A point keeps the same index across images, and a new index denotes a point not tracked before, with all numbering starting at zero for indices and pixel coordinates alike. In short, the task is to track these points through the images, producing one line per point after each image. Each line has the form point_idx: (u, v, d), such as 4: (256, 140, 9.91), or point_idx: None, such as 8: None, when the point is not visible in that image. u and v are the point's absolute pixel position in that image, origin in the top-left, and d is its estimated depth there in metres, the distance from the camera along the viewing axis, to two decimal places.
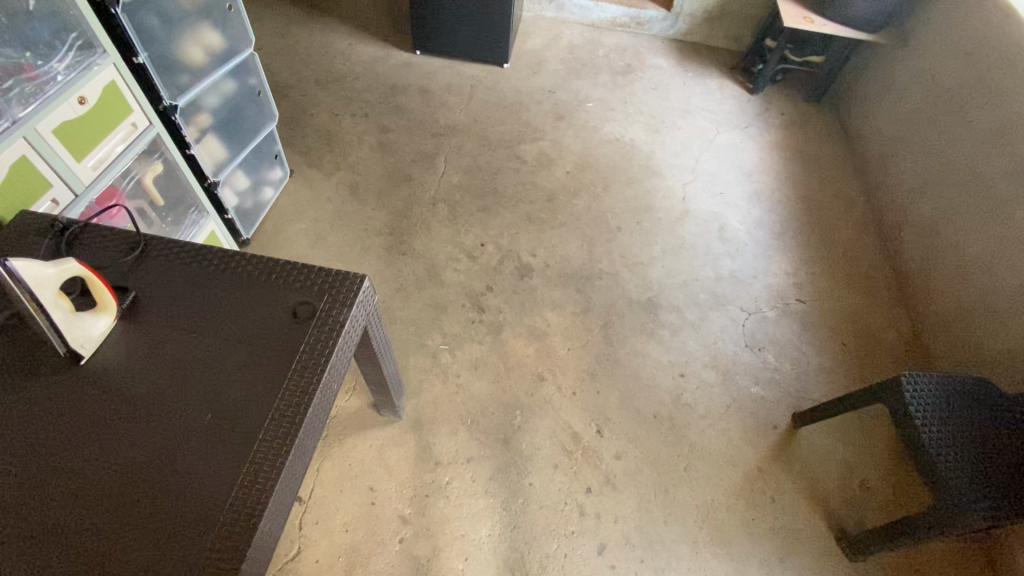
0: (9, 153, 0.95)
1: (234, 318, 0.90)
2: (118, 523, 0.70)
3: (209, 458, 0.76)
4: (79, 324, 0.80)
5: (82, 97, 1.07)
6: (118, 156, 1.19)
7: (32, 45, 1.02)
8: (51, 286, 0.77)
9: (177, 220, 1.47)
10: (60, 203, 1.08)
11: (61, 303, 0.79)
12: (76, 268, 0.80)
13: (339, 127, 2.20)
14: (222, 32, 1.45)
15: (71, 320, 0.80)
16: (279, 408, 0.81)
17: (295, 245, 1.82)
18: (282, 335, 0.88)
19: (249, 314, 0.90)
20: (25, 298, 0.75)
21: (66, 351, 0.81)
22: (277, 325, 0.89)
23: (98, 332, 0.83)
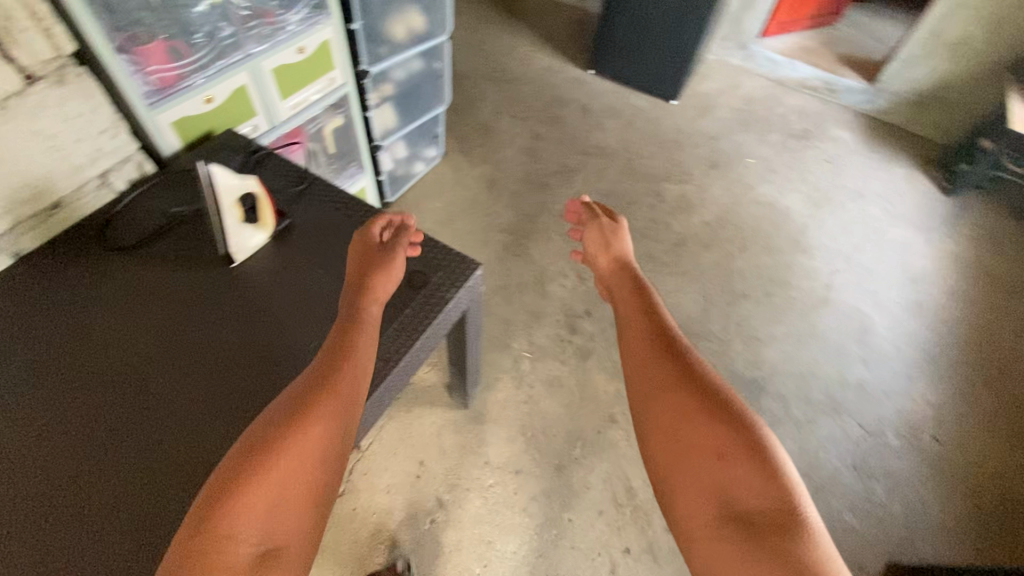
0: (235, 79, 1.12)
1: None
2: (217, 412, 0.79)
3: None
4: (241, 232, 0.93)
5: (301, 47, 1.23)
6: (312, 103, 1.36)
7: None
8: (230, 194, 0.89)
9: (339, 169, 1.64)
10: (258, 129, 1.25)
11: (234, 211, 0.91)
12: (253, 186, 0.92)
13: (498, 124, 2.31)
14: (427, 16, 1.59)
15: (238, 228, 0.92)
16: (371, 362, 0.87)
17: (426, 220, 1.94)
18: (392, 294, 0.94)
19: None
20: (210, 198, 0.87)
21: (226, 252, 0.93)
22: None
23: (252, 244, 0.95)
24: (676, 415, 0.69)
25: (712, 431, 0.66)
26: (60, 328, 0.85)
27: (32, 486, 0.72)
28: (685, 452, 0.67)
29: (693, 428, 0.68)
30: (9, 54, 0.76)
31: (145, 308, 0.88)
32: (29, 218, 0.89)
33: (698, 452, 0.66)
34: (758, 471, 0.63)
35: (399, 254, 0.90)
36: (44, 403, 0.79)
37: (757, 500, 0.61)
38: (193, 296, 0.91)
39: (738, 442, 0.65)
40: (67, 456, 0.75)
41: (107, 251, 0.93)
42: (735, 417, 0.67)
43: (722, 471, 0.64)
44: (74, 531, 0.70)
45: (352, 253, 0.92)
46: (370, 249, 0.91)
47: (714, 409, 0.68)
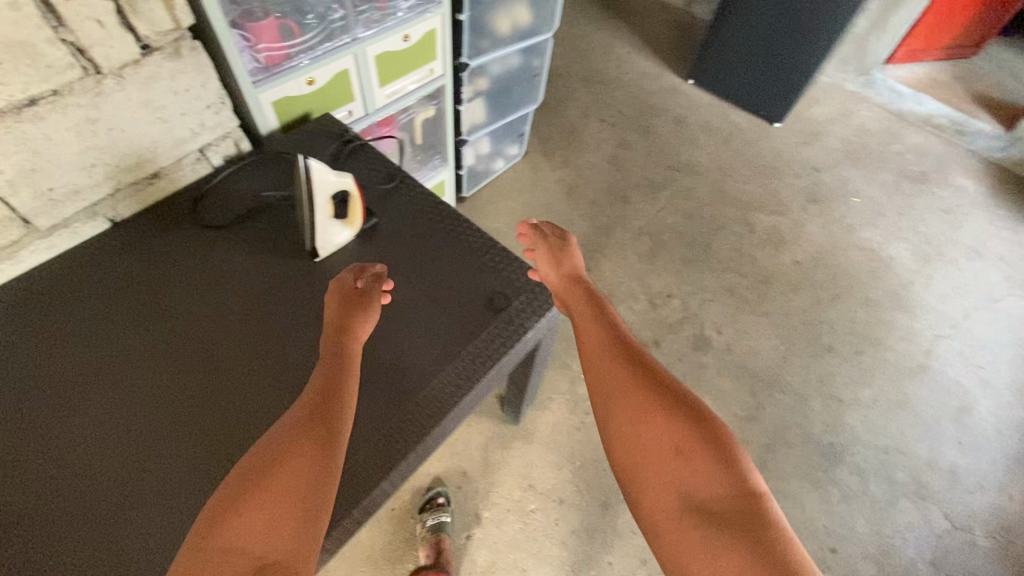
0: (339, 63, 1.10)
1: (440, 279, 0.93)
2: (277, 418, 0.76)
3: (363, 411, 0.79)
4: (330, 228, 0.89)
5: (407, 35, 1.19)
6: (408, 92, 1.32)
7: None
8: (323, 186, 0.86)
9: (423, 161, 1.61)
10: (353, 115, 1.23)
11: (325, 204, 0.87)
12: (347, 181, 0.89)
13: (584, 127, 2.21)
14: (534, 12, 1.51)
15: (327, 223, 0.89)
16: (442, 387, 0.82)
17: (499, 220, 1.88)
18: (470, 315, 0.89)
19: (453, 283, 0.93)
20: (303, 185, 0.84)
21: (313, 247, 0.90)
22: (471, 304, 0.90)
23: (338, 240, 0.92)
24: (637, 418, 0.71)
25: (673, 430, 0.68)
26: (132, 303, 0.85)
27: (89, 466, 0.71)
28: (648, 453, 0.69)
29: (653, 429, 0.69)
30: (131, 24, 0.75)
31: (221, 295, 0.87)
32: (128, 186, 0.89)
33: (661, 452, 0.68)
34: (717, 465, 0.65)
35: (377, 292, 0.84)
36: (109, 379, 0.78)
37: (717, 490, 0.64)
38: (269, 287, 0.88)
39: (698, 440, 0.67)
40: (124, 438, 0.74)
41: (192, 230, 0.92)
42: (694, 417, 0.69)
43: (683, 466, 0.66)
44: (123, 520, 0.68)
45: (329, 306, 0.82)
46: (343, 296, 0.82)
47: (675, 411, 0.70)
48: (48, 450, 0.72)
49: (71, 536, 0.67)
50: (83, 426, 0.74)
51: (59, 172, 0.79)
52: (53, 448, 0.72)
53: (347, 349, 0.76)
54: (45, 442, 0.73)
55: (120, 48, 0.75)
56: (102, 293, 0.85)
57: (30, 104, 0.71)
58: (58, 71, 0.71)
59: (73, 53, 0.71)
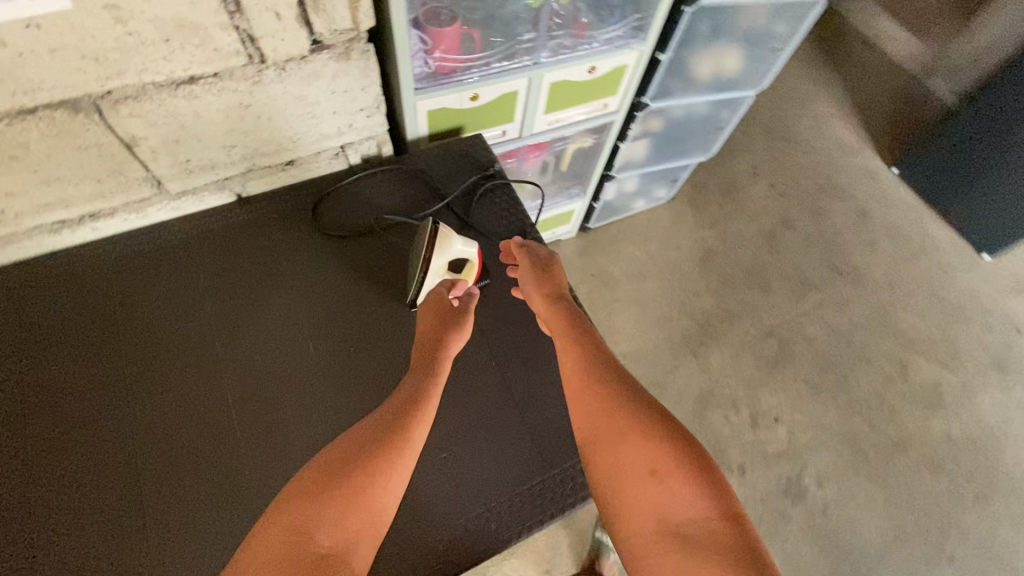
0: (510, 85, 0.98)
1: (531, 383, 0.83)
2: None
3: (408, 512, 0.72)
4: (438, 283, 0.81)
5: (593, 67, 1.04)
6: (571, 123, 1.18)
7: (598, 9, 0.99)
8: (445, 248, 0.80)
9: (560, 186, 1.48)
10: (505, 135, 1.11)
11: (440, 266, 0.81)
12: (473, 249, 0.82)
13: (748, 187, 1.92)
14: (746, 64, 1.28)
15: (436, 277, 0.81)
16: (491, 521, 0.73)
17: (618, 265, 1.71)
18: (550, 442, 0.79)
19: (544, 392, 0.82)
20: (425, 241, 0.78)
21: (411, 299, 0.81)
22: (555, 427, 0.80)
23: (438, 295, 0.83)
24: (604, 429, 0.56)
25: (650, 442, 0.54)
26: (229, 292, 0.81)
27: (136, 465, 0.69)
28: (624, 474, 0.53)
29: (629, 442, 0.54)
30: (309, 20, 0.67)
31: (298, 321, 0.80)
32: (261, 168, 0.85)
33: (632, 472, 0.53)
34: (698, 486, 0.50)
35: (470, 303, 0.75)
36: (183, 371, 0.75)
37: (694, 513, 0.49)
38: (359, 324, 0.81)
39: (677, 454, 0.52)
40: (164, 449, 0.70)
41: (307, 232, 0.87)
42: (662, 425, 0.55)
43: (657, 488, 0.51)
44: (147, 542, 0.64)
45: (423, 315, 0.73)
46: (445, 307, 0.73)
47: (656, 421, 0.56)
48: (107, 429, 0.70)
49: (98, 536, 0.64)
50: (144, 415, 0.72)
51: (199, 147, 0.76)
52: (111, 429, 0.70)
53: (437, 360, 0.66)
54: (107, 421, 0.71)
55: (291, 42, 0.68)
56: (205, 272, 0.82)
57: (189, 82, 0.67)
58: (223, 54, 0.66)
59: (243, 40, 0.66)
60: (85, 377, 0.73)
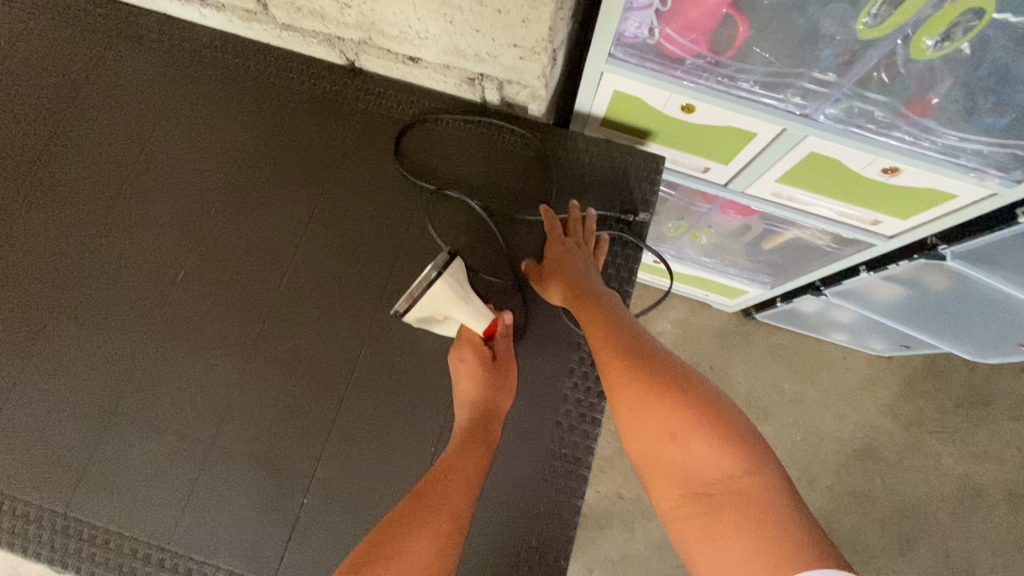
0: (746, 122, 0.63)
1: None
2: (167, 407, 0.60)
3: (225, 509, 0.58)
4: (435, 312, 0.60)
5: (895, 168, 0.63)
6: (806, 211, 0.79)
7: (975, 97, 0.54)
8: (445, 304, 0.59)
9: (748, 265, 1.06)
10: (702, 172, 0.78)
11: (436, 317, 0.60)
12: (484, 320, 0.61)
13: (1001, 418, 1.29)
14: None
15: (437, 306, 0.59)
16: None
17: (750, 381, 1.30)
18: None
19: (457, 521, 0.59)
20: (419, 285, 0.57)
21: (397, 312, 0.59)
22: None
23: (427, 322, 0.61)
24: (636, 400, 0.52)
25: (667, 409, 0.51)
26: (268, 165, 0.68)
27: (88, 260, 0.64)
28: (649, 454, 0.51)
29: (647, 414, 0.51)
30: None
31: (302, 221, 0.66)
32: (377, 47, 0.66)
33: (653, 446, 0.51)
34: (721, 440, 0.48)
35: (513, 363, 0.62)
36: (176, 215, 0.66)
37: (723, 473, 0.48)
38: (347, 288, 0.64)
39: (693, 410, 0.50)
40: (113, 260, 0.65)
41: (380, 154, 0.68)
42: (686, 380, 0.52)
43: (683, 454, 0.49)
44: (40, 343, 0.62)
45: (462, 381, 0.60)
46: (482, 364, 0.60)
47: (664, 384, 0.52)
48: (94, 206, 0.66)
49: (14, 297, 0.63)
50: (124, 222, 0.66)
51: None
52: (89, 209, 0.66)
53: (485, 433, 0.57)
54: (93, 213, 0.66)
55: None
56: (266, 116, 0.69)
57: None
58: None
59: None
60: (107, 154, 0.68)
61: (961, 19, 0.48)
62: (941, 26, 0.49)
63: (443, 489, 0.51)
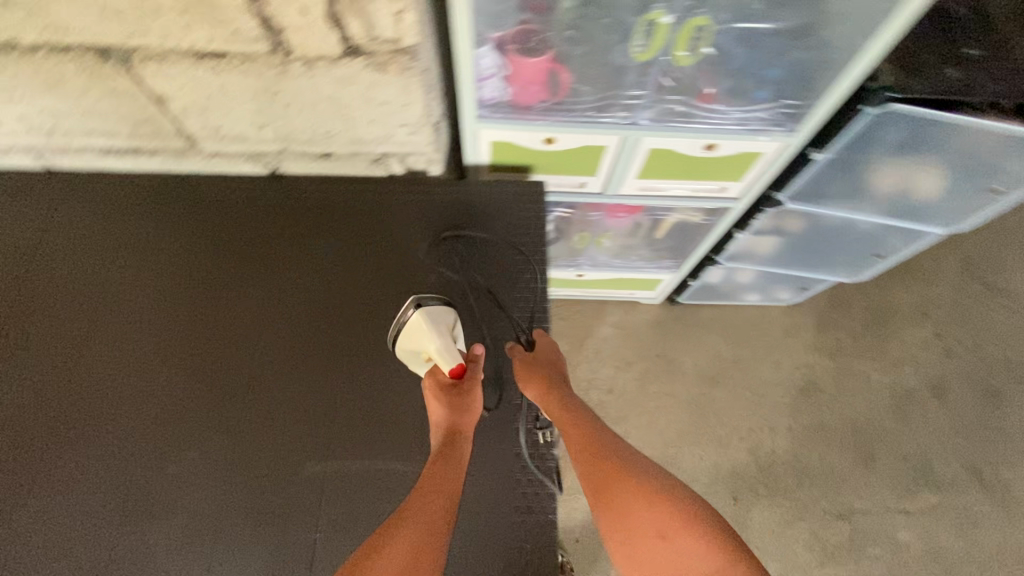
0: (595, 139, 0.82)
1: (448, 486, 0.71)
2: (175, 489, 0.69)
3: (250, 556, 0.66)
4: (413, 345, 0.73)
5: (713, 145, 0.83)
6: (671, 195, 0.97)
7: (744, 79, 0.75)
8: (422, 337, 0.72)
9: (652, 256, 1.25)
10: (582, 187, 0.95)
11: (422, 358, 0.72)
12: (450, 358, 0.70)
13: (904, 325, 1.50)
14: (947, 193, 0.95)
15: (413, 337, 0.73)
16: None
17: (694, 357, 1.45)
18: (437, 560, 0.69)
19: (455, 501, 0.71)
20: (405, 317, 0.74)
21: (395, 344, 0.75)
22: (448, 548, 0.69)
23: (411, 359, 0.74)
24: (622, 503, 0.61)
25: (652, 509, 0.60)
26: (237, 278, 0.79)
27: (71, 390, 0.73)
28: (639, 552, 0.59)
29: (636, 513, 0.60)
30: (341, 20, 0.59)
31: (259, 309, 0.78)
32: (293, 153, 0.81)
33: (642, 542, 0.59)
34: (700, 535, 0.57)
35: (477, 384, 0.69)
36: (165, 341, 0.75)
37: (707, 564, 0.56)
38: (313, 349, 0.77)
39: (674, 511, 0.59)
40: (95, 383, 0.73)
41: (326, 240, 0.82)
42: (666, 489, 0.61)
43: (666, 553, 0.57)
44: (42, 467, 0.69)
45: (431, 405, 0.68)
46: (441, 389, 0.68)
47: (649, 488, 0.62)
48: (66, 344, 0.75)
49: (8, 438, 0.70)
50: (97, 350, 0.75)
51: (228, 118, 0.73)
52: (62, 348, 0.75)
53: (455, 450, 0.64)
54: (90, 359, 0.74)
55: (321, 39, 0.61)
56: (208, 231, 0.81)
57: (213, 56, 0.64)
58: (242, 37, 0.61)
59: (264, 28, 0.60)
60: (69, 297, 0.77)
61: (698, 33, 0.69)
62: (687, 39, 0.70)
63: (420, 503, 0.58)
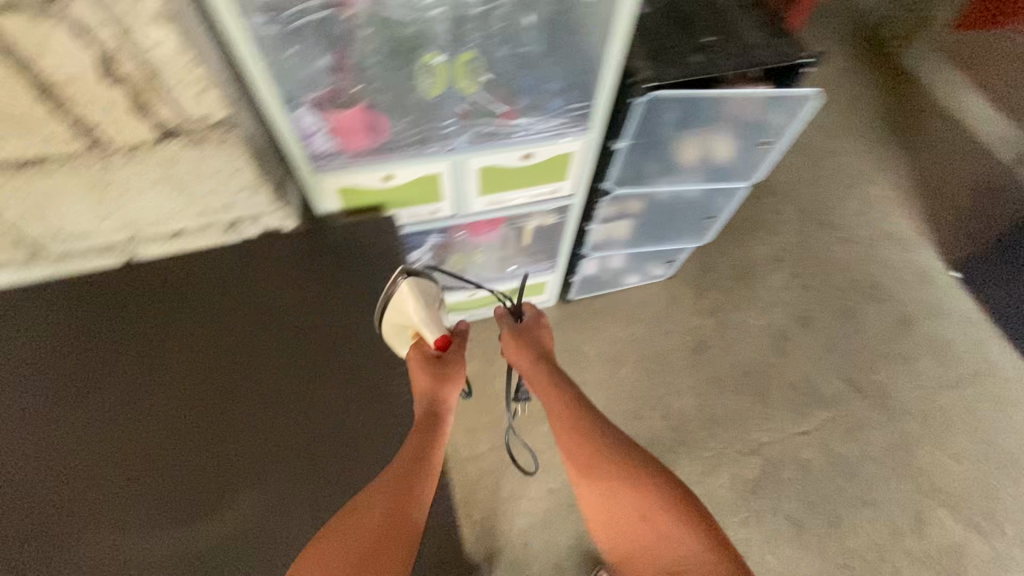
0: (428, 167, 0.92)
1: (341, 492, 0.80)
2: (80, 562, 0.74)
3: None
4: (397, 321, 0.86)
5: (530, 154, 0.96)
6: (516, 204, 1.09)
7: (533, 92, 0.89)
8: (407, 314, 0.86)
9: (528, 261, 1.38)
10: (436, 213, 1.05)
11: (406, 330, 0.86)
12: (433, 332, 0.84)
13: (765, 274, 1.70)
14: (737, 153, 1.14)
15: (397, 314, 0.86)
16: None
17: (595, 345, 1.57)
18: None
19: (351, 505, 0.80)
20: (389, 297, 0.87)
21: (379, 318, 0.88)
22: None
23: (394, 330, 0.87)
24: (612, 487, 0.77)
25: (640, 497, 0.75)
26: (156, 375, 0.85)
27: None
28: (626, 525, 0.75)
29: (624, 497, 0.76)
30: (148, 110, 0.67)
31: (141, 384, 0.84)
32: (146, 238, 0.87)
33: (630, 522, 0.75)
34: (681, 522, 0.72)
35: (458, 354, 0.84)
36: (94, 449, 0.80)
37: (685, 547, 0.70)
38: (198, 407, 0.84)
39: (660, 499, 0.74)
40: None
41: (233, 323, 0.90)
42: (657, 482, 0.75)
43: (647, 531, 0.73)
44: None
45: (415, 373, 0.82)
46: (425, 360, 0.82)
47: (639, 477, 0.76)
48: None
49: None
50: None
51: (69, 218, 0.79)
52: None
53: (437, 419, 0.77)
54: None
55: (134, 130, 0.69)
56: (81, 324, 0.88)
57: (35, 163, 0.69)
58: (58, 142, 0.67)
59: (76, 130, 0.66)
60: None
61: (475, 64, 0.83)
62: (466, 70, 0.83)
63: (407, 465, 0.70)
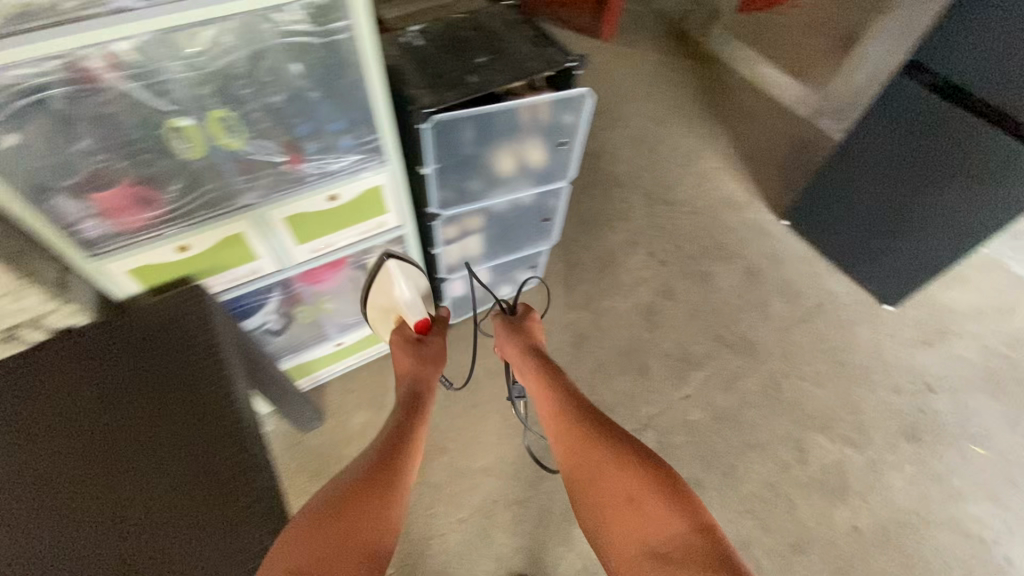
0: (227, 228, 0.90)
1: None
2: None
3: None
4: (385, 309, 1.20)
5: (335, 195, 0.96)
6: (342, 245, 1.08)
7: (317, 134, 0.89)
8: (391, 303, 1.19)
9: None
10: (259, 272, 1.02)
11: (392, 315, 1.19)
12: (415, 316, 1.18)
13: (626, 258, 1.81)
14: (549, 154, 1.20)
15: (385, 304, 1.19)
16: None
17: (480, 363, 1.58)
18: None
19: None
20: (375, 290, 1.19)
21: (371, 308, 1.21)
22: None
23: (382, 314, 1.20)
24: (600, 469, 0.88)
25: (628, 480, 0.85)
26: None
27: None
28: (611, 503, 0.85)
29: (610, 477, 0.86)
30: None
31: None
32: None
33: (616, 502, 0.84)
34: (665, 505, 0.81)
35: (438, 338, 1.16)
36: None
37: (666, 529, 0.79)
38: None
39: (646, 484, 0.83)
40: None
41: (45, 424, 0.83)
42: (646, 469, 0.85)
43: (632, 512, 0.82)
44: None
45: (403, 355, 1.14)
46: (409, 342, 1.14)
47: (629, 461, 0.87)
48: None
49: None
50: None
51: None
52: None
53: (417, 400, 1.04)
54: None
55: None
56: None
57: None
58: None
59: None
60: None
61: (235, 120, 0.82)
62: (223, 127, 0.81)
63: (397, 441, 0.93)
